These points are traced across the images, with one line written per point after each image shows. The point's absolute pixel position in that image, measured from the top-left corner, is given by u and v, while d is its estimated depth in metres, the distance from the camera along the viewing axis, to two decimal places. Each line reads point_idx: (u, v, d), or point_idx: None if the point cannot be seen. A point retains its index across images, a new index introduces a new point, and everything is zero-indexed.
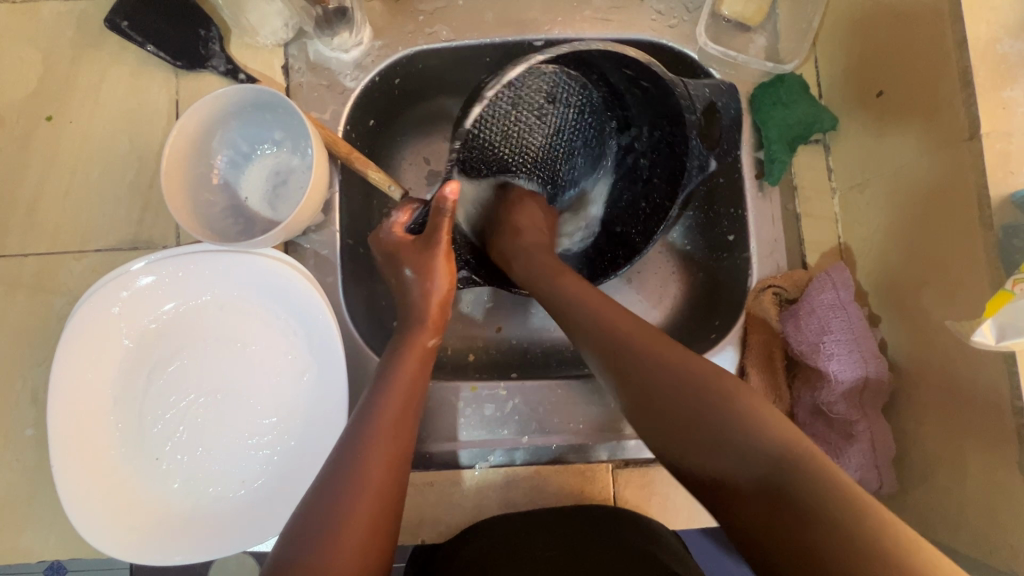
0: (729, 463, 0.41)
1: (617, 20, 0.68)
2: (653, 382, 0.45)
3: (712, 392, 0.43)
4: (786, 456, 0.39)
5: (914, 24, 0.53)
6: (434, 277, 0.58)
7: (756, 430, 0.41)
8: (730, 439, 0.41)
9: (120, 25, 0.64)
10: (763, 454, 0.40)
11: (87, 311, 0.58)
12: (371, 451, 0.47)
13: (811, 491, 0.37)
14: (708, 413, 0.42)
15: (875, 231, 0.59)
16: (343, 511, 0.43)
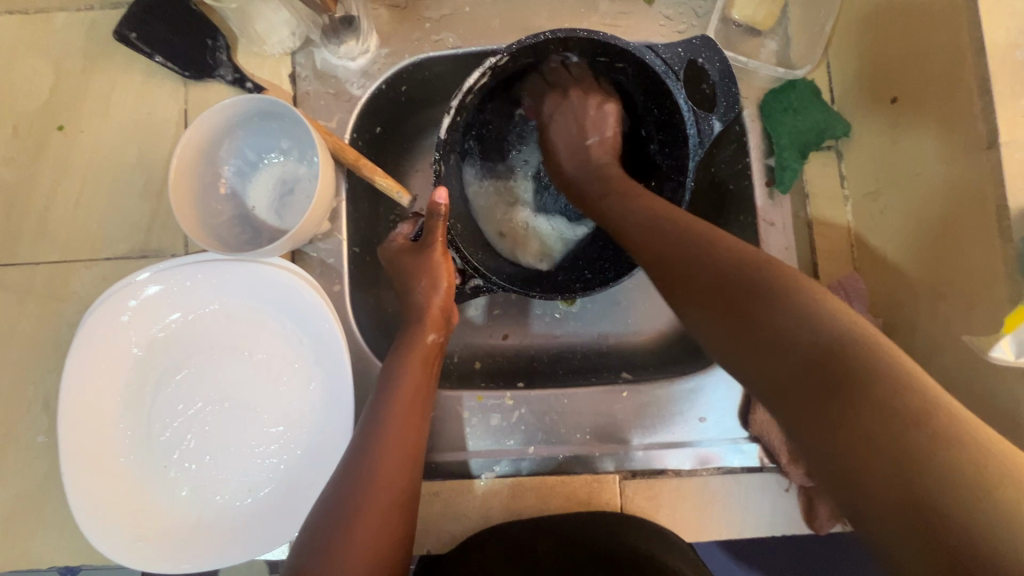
0: (777, 363, 0.34)
1: (625, 25, 0.67)
2: (693, 265, 0.41)
3: (757, 278, 0.38)
4: (838, 344, 0.32)
5: (930, 29, 0.52)
6: (439, 281, 0.60)
7: (801, 314, 0.35)
8: (776, 322, 0.35)
9: (128, 36, 0.63)
10: (800, 347, 0.34)
11: (97, 320, 0.58)
12: (381, 451, 0.49)
13: (880, 387, 0.30)
14: (758, 293, 0.37)
15: (889, 241, 0.57)
16: (356, 511, 0.45)
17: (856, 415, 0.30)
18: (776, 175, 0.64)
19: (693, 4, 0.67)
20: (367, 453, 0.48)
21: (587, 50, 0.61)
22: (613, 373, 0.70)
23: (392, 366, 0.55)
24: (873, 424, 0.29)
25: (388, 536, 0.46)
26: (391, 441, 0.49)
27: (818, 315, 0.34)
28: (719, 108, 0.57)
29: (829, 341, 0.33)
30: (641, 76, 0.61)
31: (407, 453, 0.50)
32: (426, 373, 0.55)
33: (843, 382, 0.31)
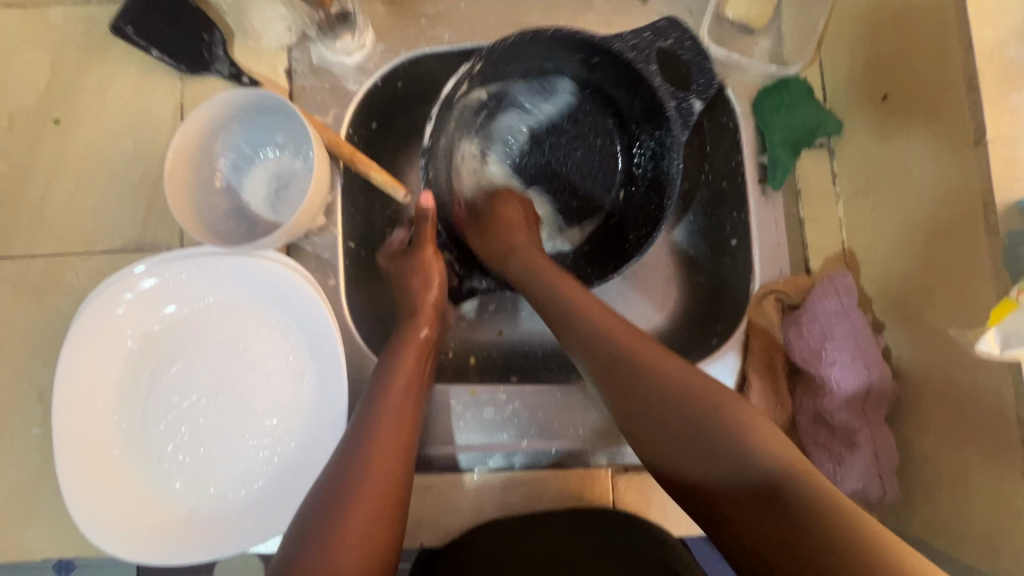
0: (740, 483, 0.41)
1: (619, 23, 0.68)
2: (649, 398, 0.47)
3: (707, 420, 0.44)
4: (780, 475, 0.39)
5: (920, 27, 0.52)
6: (432, 280, 0.62)
7: (743, 442, 0.41)
8: (735, 456, 0.41)
9: (125, 30, 0.64)
10: (755, 472, 0.40)
11: (92, 313, 0.59)
12: (375, 440, 0.49)
13: (827, 525, 0.36)
14: (714, 438, 0.43)
15: (881, 237, 0.58)
16: (349, 495, 0.45)
17: (795, 560, 0.36)
18: (768, 172, 0.65)
19: (688, 2, 0.67)
20: (361, 444, 0.49)
21: (563, 53, 0.62)
22: None
23: (385, 363, 0.56)
24: (823, 549, 0.35)
25: (382, 527, 0.45)
26: (385, 432, 0.50)
27: (762, 448, 0.41)
28: (696, 86, 0.60)
29: (790, 497, 0.38)
30: (618, 69, 0.62)
31: (401, 444, 0.50)
32: (419, 369, 0.56)
33: (793, 539, 0.37)
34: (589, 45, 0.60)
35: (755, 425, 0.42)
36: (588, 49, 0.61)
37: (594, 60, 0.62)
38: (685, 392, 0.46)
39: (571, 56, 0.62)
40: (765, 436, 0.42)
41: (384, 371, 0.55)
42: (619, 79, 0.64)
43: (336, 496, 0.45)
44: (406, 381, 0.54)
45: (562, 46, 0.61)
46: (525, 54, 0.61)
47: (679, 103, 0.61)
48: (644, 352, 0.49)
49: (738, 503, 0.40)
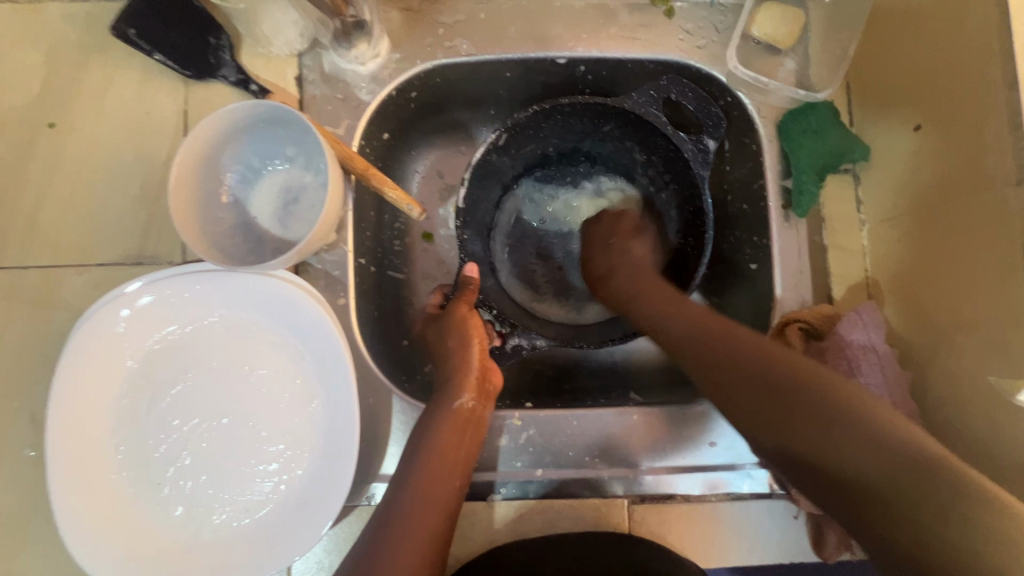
0: (872, 459, 0.38)
1: (644, 38, 0.66)
2: (723, 353, 0.48)
3: (772, 373, 0.45)
4: (920, 462, 0.37)
5: (961, 58, 0.51)
6: (471, 343, 0.59)
7: (868, 418, 0.40)
8: (845, 437, 0.40)
9: (127, 32, 0.61)
10: (903, 456, 0.38)
11: (90, 331, 0.56)
12: (400, 535, 0.49)
13: (925, 484, 0.36)
14: (788, 394, 0.43)
15: (907, 270, 0.57)
16: None
17: (907, 493, 0.37)
18: (793, 199, 0.63)
19: (714, 19, 0.66)
20: (386, 550, 0.48)
21: (576, 124, 0.68)
22: (623, 394, 0.68)
23: (422, 443, 0.54)
24: (900, 457, 0.38)
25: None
26: (412, 537, 0.49)
27: (902, 437, 0.39)
28: (707, 128, 0.62)
29: (899, 449, 0.38)
30: (629, 132, 0.67)
31: (426, 551, 0.49)
32: (453, 459, 0.54)
33: (910, 488, 0.36)
34: (599, 110, 0.65)
35: (852, 398, 0.41)
36: (603, 113, 0.65)
37: (606, 125, 0.67)
38: (752, 348, 0.47)
39: (585, 125, 0.68)
40: (844, 389, 0.42)
41: (419, 455, 0.53)
42: (631, 140, 0.68)
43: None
44: (439, 476, 0.52)
45: (578, 111, 0.65)
46: (541, 125, 0.67)
47: (694, 145, 0.62)
48: (722, 329, 0.50)
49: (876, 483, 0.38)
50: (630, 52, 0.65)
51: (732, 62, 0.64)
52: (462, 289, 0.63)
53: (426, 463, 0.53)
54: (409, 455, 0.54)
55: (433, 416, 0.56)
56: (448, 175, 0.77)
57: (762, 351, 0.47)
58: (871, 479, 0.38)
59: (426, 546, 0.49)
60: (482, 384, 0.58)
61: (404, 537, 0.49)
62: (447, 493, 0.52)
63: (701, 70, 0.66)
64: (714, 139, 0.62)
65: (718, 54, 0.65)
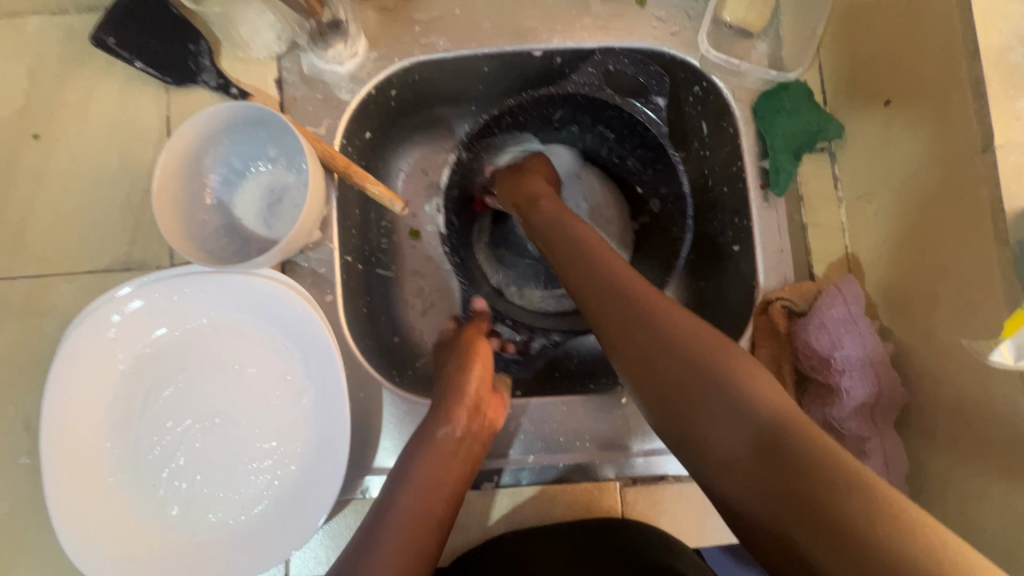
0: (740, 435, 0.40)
1: (617, 27, 0.67)
2: (656, 349, 0.45)
3: (708, 365, 0.43)
4: (779, 428, 0.38)
5: (925, 31, 0.52)
6: (475, 370, 0.61)
7: (746, 396, 0.41)
8: (718, 409, 0.41)
9: (106, 41, 0.61)
10: (752, 421, 0.40)
11: (81, 335, 0.57)
12: (381, 547, 0.50)
13: (809, 452, 0.36)
14: (709, 375, 0.42)
15: (884, 242, 0.57)
16: None
17: (782, 463, 0.37)
18: (770, 178, 0.63)
19: (686, 5, 0.67)
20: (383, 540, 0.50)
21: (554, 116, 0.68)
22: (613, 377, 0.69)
23: (425, 440, 0.56)
24: (772, 436, 0.38)
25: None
26: (409, 534, 0.51)
27: (770, 408, 0.40)
28: (654, 88, 0.64)
29: (759, 422, 0.39)
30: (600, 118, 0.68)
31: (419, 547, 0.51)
32: (449, 460, 0.56)
33: (787, 450, 0.37)
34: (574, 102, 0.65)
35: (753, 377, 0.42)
36: (574, 105, 0.66)
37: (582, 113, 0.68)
38: (662, 324, 0.46)
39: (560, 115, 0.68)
40: (759, 383, 0.41)
41: (420, 448, 0.56)
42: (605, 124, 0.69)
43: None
44: (442, 476, 0.55)
45: (550, 105, 0.66)
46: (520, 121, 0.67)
47: (647, 109, 0.64)
48: (653, 297, 0.48)
49: (734, 453, 0.40)
50: (604, 41, 0.66)
51: (703, 47, 0.65)
52: (476, 317, 0.66)
53: (427, 458, 0.55)
54: (413, 447, 0.56)
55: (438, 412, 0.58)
56: (433, 172, 0.78)
57: (660, 335, 0.45)
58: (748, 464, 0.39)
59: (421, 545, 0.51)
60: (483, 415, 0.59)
61: (406, 529, 0.51)
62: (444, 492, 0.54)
63: (674, 57, 0.66)
64: (665, 96, 0.64)
65: (691, 40, 0.66)
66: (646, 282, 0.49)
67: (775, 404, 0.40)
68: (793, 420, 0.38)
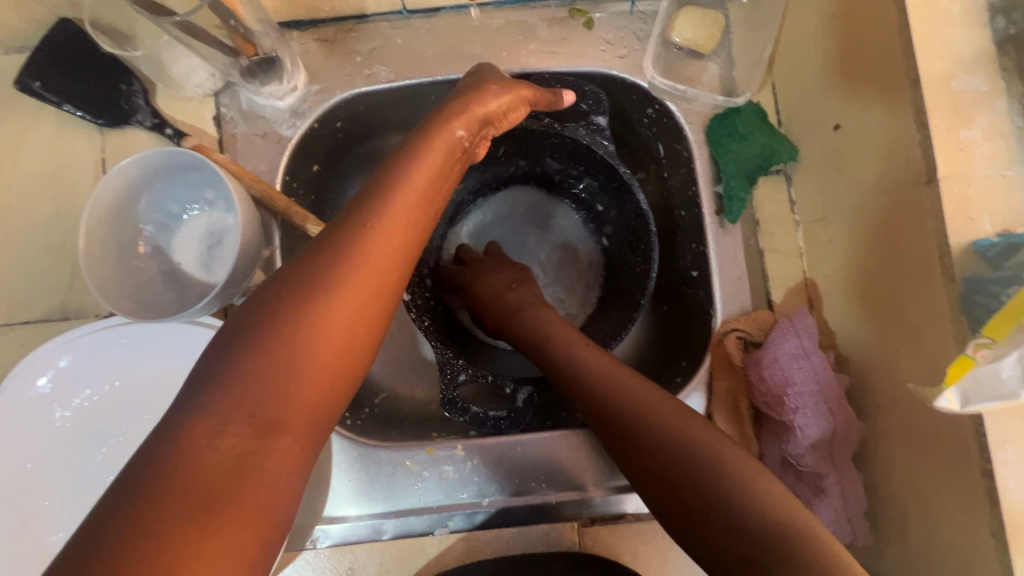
0: (753, 525, 0.39)
1: (564, 51, 0.65)
2: (654, 445, 0.44)
3: (704, 459, 0.42)
4: (778, 544, 0.38)
5: (870, 55, 0.50)
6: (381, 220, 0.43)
7: (743, 506, 0.40)
8: (728, 514, 0.40)
9: (31, 86, 0.59)
10: (750, 538, 0.38)
11: (15, 391, 0.55)
12: (284, 327, 0.37)
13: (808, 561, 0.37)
14: (702, 471, 0.42)
15: (840, 270, 0.56)
16: (216, 421, 0.34)
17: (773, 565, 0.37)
18: (724, 205, 0.62)
19: (634, 27, 0.65)
20: (309, 298, 0.38)
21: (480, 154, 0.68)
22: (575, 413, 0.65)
23: (363, 218, 0.42)
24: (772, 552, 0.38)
25: (291, 430, 0.36)
26: (343, 305, 0.39)
27: (759, 511, 0.39)
28: (590, 107, 0.61)
29: (753, 531, 0.39)
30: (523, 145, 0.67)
31: (360, 331, 0.40)
32: (387, 279, 0.42)
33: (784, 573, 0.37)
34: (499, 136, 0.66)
35: (745, 476, 0.41)
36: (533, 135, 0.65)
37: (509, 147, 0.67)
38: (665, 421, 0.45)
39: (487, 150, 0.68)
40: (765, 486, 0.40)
41: (359, 224, 0.42)
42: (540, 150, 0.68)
43: (273, 309, 0.38)
44: (389, 239, 0.42)
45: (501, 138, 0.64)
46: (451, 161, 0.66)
47: (587, 131, 0.61)
48: (650, 396, 0.47)
49: (730, 548, 0.39)
50: (552, 66, 0.65)
51: (650, 72, 0.63)
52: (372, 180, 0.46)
53: (366, 243, 0.41)
54: (357, 197, 0.44)
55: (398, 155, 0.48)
56: None
57: (659, 432, 0.45)
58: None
59: (356, 330, 0.40)
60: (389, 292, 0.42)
61: (322, 306, 0.38)
62: (386, 276, 0.42)
63: (624, 80, 0.64)
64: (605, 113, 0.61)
65: (640, 63, 0.64)
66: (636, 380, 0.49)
67: (764, 494, 0.40)
68: (799, 536, 0.38)
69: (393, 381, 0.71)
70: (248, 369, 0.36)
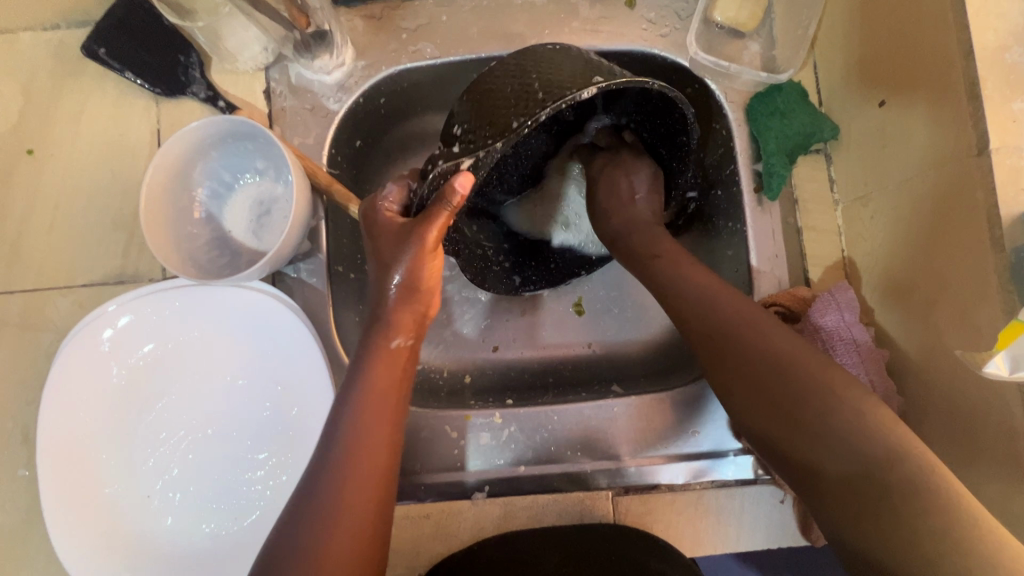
0: (852, 443, 0.40)
1: (606, 29, 0.65)
2: (762, 366, 0.45)
3: (806, 377, 0.43)
4: (882, 462, 0.39)
5: (919, 29, 0.50)
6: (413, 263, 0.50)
7: (847, 422, 0.41)
8: (827, 425, 0.41)
9: (97, 52, 0.63)
10: (864, 455, 0.40)
11: (76, 348, 0.58)
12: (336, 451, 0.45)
13: (906, 478, 0.38)
14: (804, 387, 0.43)
15: (880, 246, 0.56)
16: (320, 531, 0.42)
17: (869, 482, 0.39)
18: (763, 182, 0.62)
19: (676, 6, 0.65)
20: (322, 531, 0.42)
21: (504, 94, 0.49)
22: (605, 386, 0.68)
23: (362, 371, 0.49)
24: (872, 486, 0.39)
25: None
26: (362, 458, 0.44)
27: (863, 426, 0.41)
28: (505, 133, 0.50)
29: (857, 438, 0.40)
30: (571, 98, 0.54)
31: (381, 467, 0.45)
32: (393, 408, 0.48)
33: (882, 485, 0.39)
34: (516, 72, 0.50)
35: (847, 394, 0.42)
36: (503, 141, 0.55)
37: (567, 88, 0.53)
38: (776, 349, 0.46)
39: (516, 79, 0.49)
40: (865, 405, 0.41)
41: (354, 387, 0.48)
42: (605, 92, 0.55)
43: (294, 557, 0.41)
44: (386, 378, 0.48)
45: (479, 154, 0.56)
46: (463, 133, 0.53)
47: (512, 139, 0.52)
48: (751, 314, 0.48)
49: (830, 462, 0.41)
50: (594, 44, 0.65)
51: (693, 48, 0.64)
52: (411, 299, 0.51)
53: (362, 397, 0.47)
54: (335, 416, 0.47)
55: (381, 313, 0.51)
56: None
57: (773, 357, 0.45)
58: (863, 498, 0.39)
59: (380, 468, 0.45)
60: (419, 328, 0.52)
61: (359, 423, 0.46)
62: (392, 404, 0.48)
63: (667, 58, 0.65)
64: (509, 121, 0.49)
65: (681, 41, 0.65)
66: (744, 306, 0.49)
67: (867, 417, 0.41)
68: (907, 455, 0.39)
69: (424, 355, 0.71)
70: (313, 498, 0.43)
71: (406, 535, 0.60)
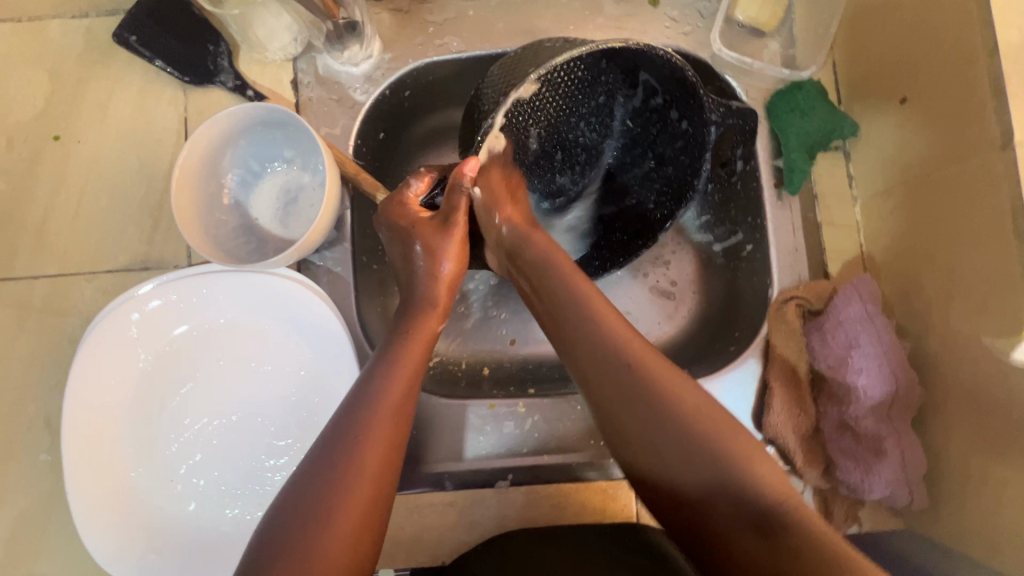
0: (700, 486, 0.41)
1: (630, 27, 0.67)
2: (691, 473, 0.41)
3: (692, 420, 0.42)
4: (772, 509, 0.39)
5: (944, 26, 0.51)
6: (444, 259, 0.53)
7: (719, 458, 0.41)
8: (711, 463, 0.41)
9: (129, 40, 0.64)
10: (744, 505, 0.39)
11: (102, 331, 0.58)
12: (352, 424, 0.44)
13: (782, 525, 0.38)
14: (698, 431, 0.42)
15: (901, 241, 0.57)
16: (331, 500, 0.41)
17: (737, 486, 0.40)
18: (785, 177, 0.63)
19: (699, 4, 0.66)
20: (331, 491, 0.41)
21: (508, 72, 0.54)
22: None
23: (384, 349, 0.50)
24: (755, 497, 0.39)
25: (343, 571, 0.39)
26: (378, 427, 0.44)
27: (761, 480, 0.40)
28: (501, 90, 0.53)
29: (754, 506, 0.39)
30: (574, 76, 0.55)
31: (391, 440, 0.45)
32: (414, 389, 0.48)
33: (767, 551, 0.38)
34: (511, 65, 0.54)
35: (714, 421, 0.42)
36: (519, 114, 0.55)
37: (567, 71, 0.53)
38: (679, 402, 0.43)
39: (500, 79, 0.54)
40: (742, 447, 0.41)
41: (371, 384, 0.47)
42: (591, 80, 0.57)
43: (294, 509, 0.40)
44: (415, 360, 0.49)
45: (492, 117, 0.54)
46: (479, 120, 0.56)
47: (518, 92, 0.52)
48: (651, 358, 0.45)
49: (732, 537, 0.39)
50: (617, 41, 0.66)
51: (716, 45, 0.65)
52: (428, 288, 0.53)
53: (376, 395, 0.46)
54: (363, 382, 0.47)
55: (413, 301, 0.53)
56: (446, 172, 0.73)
57: (689, 426, 0.42)
58: (716, 529, 0.40)
59: (390, 444, 0.44)
60: (448, 310, 0.55)
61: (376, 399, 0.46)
62: (407, 401, 0.47)
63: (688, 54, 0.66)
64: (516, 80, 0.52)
65: (703, 39, 0.66)
66: (678, 376, 0.44)
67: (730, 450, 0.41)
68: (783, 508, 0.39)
69: (443, 347, 0.72)
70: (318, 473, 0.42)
71: (427, 524, 0.61)
